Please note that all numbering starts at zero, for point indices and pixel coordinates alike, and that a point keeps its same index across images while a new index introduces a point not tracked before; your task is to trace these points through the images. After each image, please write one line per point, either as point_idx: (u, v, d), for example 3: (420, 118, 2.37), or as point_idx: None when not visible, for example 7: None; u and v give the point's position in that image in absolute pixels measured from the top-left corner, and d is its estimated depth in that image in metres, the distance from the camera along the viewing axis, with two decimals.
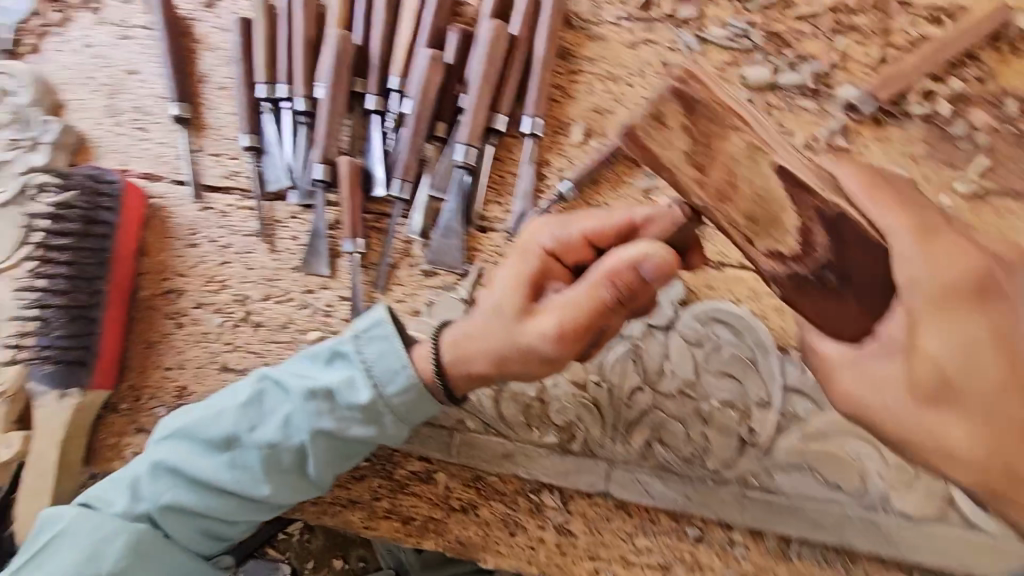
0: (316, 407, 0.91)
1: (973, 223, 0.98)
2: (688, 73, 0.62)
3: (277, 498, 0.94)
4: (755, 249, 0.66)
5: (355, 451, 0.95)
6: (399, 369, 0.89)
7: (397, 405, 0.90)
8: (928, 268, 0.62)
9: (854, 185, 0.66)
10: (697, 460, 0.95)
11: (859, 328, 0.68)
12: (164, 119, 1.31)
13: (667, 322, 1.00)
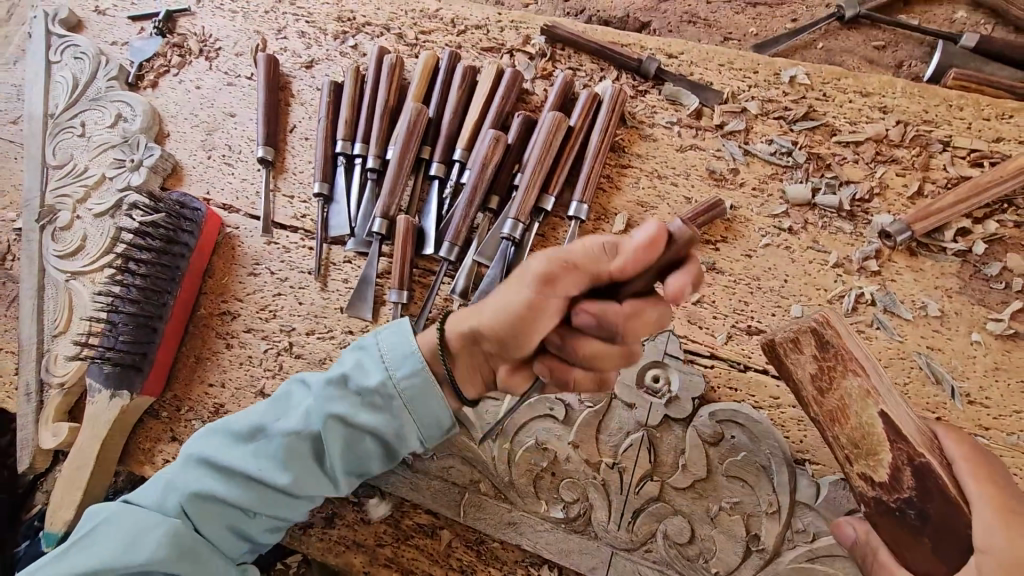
0: (333, 393, 0.97)
1: (1002, 364, 0.98)
2: (828, 319, 0.81)
3: (300, 487, 0.97)
4: (851, 466, 0.80)
5: (374, 443, 0.99)
6: (410, 355, 0.96)
7: (411, 390, 0.95)
8: (1004, 539, 0.67)
9: (975, 467, 0.73)
10: (700, 561, 0.95)
11: (932, 569, 0.74)
12: (250, 158, 1.46)
13: (686, 416, 1.02)
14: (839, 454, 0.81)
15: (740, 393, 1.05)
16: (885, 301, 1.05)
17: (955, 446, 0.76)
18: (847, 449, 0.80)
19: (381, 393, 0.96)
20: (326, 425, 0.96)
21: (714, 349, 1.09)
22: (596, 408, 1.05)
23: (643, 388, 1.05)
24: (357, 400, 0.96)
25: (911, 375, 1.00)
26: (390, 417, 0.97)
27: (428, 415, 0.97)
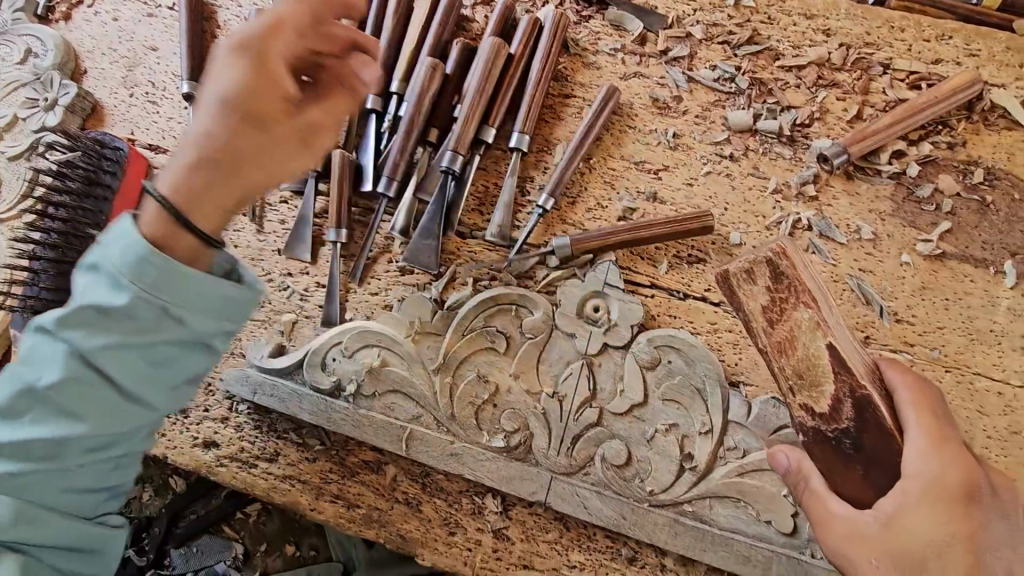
0: (83, 327, 0.76)
1: (930, 283, 1.01)
2: (783, 250, 0.78)
3: (108, 428, 0.79)
4: (793, 397, 0.78)
5: (166, 356, 0.79)
6: (130, 242, 0.75)
7: (148, 277, 0.75)
8: (934, 465, 0.69)
9: (916, 397, 0.74)
10: (635, 480, 0.97)
11: (854, 492, 0.74)
12: (176, 96, 1.37)
13: (624, 343, 1.02)
14: (783, 385, 0.80)
15: (679, 320, 1.06)
16: (821, 226, 1.06)
17: (897, 377, 0.76)
18: (792, 381, 0.78)
19: (144, 304, 0.75)
20: (92, 359, 0.76)
21: (655, 279, 1.09)
22: (536, 339, 1.05)
23: (583, 318, 1.05)
24: (130, 321, 0.76)
25: (844, 297, 1.02)
26: (170, 325, 0.78)
27: (219, 307, 0.80)
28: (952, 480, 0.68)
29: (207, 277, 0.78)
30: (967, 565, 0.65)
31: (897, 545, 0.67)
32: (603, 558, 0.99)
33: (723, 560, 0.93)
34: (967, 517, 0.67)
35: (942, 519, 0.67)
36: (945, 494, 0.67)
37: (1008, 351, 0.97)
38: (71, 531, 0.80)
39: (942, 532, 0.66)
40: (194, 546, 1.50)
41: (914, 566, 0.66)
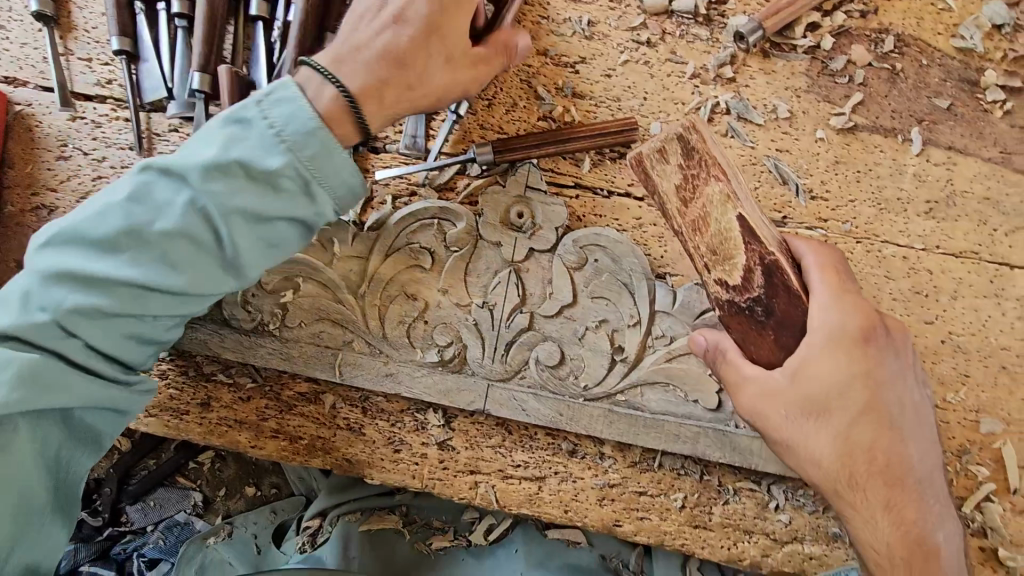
0: (218, 179, 0.79)
1: (843, 157, 1.02)
2: (693, 124, 0.76)
3: (207, 286, 0.82)
4: (709, 274, 0.79)
5: (285, 238, 0.83)
6: (312, 127, 0.80)
7: (323, 167, 0.81)
8: (836, 318, 0.74)
9: (821, 260, 0.77)
10: (570, 378, 0.99)
11: (765, 354, 0.78)
12: (26, 17, 1.19)
13: (550, 246, 1.01)
14: (698, 264, 0.80)
15: (604, 219, 1.04)
16: (739, 108, 1.04)
17: (806, 247, 0.79)
18: (706, 258, 0.78)
19: (286, 171, 0.79)
20: (230, 218, 0.79)
21: (579, 179, 1.06)
22: (462, 252, 1.02)
23: (507, 225, 1.02)
24: (259, 184, 0.80)
25: (762, 179, 1.03)
26: (298, 204, 0.81)
27: (336, 196, 0.83)
28: (851, 328, 0.74)
29: (348, 162, 0.82)
30: (862, 398, 0.74)
31: (803, 393, 0.74)
32: (546, 455, 1.02)
33: (656, 441, 0.98)
34: (864, 357, 0.74)
35: (843, 364, 0.73)
36: (846, 341, 0.73)
37: (913, 218, 1.00)
38: (88, 391, 0.80)
39: (843, 376, 0.73)
40: (150, 500, 1.48)
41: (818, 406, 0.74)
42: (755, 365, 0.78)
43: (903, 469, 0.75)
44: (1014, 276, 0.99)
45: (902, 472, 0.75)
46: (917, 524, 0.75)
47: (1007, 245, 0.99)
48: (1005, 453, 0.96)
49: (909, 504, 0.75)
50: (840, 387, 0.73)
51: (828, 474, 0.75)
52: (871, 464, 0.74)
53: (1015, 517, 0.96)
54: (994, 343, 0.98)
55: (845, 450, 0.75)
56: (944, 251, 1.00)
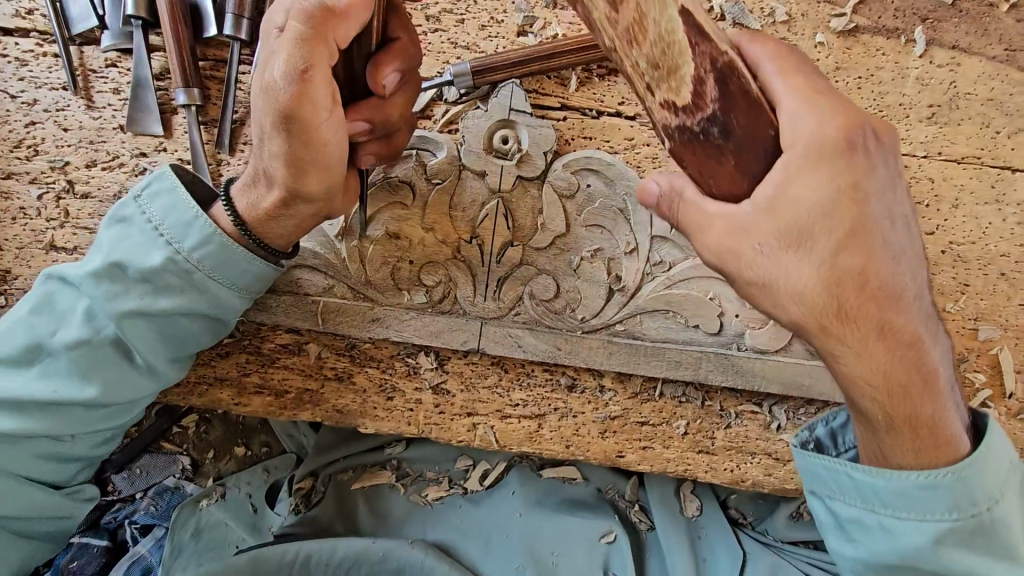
0: (114, 284, 0.82)
1: (843, 63, 0.96)
2: None
3: (115, 390, 0.84)
4: (653, 97, 0.59)
5: (191, 326, 0.86)
6: (193, 219, 0.82)
7: (214, 262, 0.83)
8: (811, 125, 0.58)
9: (778, 63, 0.62)
10: (567, 311, 0.95)
11: (731, 187, 0.61)
12: None
13: (539, 174, 0.94)
14: (640, 87, 0.60)
15: (594, 142, 0.97)
16: (734, 13, 0.95)
17: (761, 51, 0.63)
18: (649, 76, 0.58)
19: (171, 267, 0.82)
20: (123, 321, 0.82)
21: (565, 99, 0.97)
22: (445, 185, 0.95)
23: (491, 153, 0.94)
24: (150, 283, 0.82)
25: None
26: (196, 297, 0.84)
27: (244, 286, 0.86)
28: (830, 133, 0.58)
29: (245, 254, 0.84)
30: (848, 218, 0.58)
31: (782, 218, 0.58)
32: (545, 392, 0.99)
33: (657, 370, 0.95)
34: (851, 166, 0.59)
35: (829, 176, 0.58)
36: (825, 149, 0.58)
37: (915, 124, 0.96)
38: (43, 501, 0.87)
39: (829, 192, 0.58)
40: (136, 467, 1.42)
41: (801, 232, 0.59)
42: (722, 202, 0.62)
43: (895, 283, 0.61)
44: (1016, 180, 0.96)
45: (897, 291, 0.62)
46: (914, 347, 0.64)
47: (1009, 147, 0.96)
48: (1002, 358, 0.97)
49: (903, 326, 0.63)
50: (824, 205, 0.58)
51: (817, 312, 0.61)
52: (864, 289, 0.60)
53: (1011, 421, 0.97)
54: (993, 251, 0.96)
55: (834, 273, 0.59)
56: (946, 157, 0.96)
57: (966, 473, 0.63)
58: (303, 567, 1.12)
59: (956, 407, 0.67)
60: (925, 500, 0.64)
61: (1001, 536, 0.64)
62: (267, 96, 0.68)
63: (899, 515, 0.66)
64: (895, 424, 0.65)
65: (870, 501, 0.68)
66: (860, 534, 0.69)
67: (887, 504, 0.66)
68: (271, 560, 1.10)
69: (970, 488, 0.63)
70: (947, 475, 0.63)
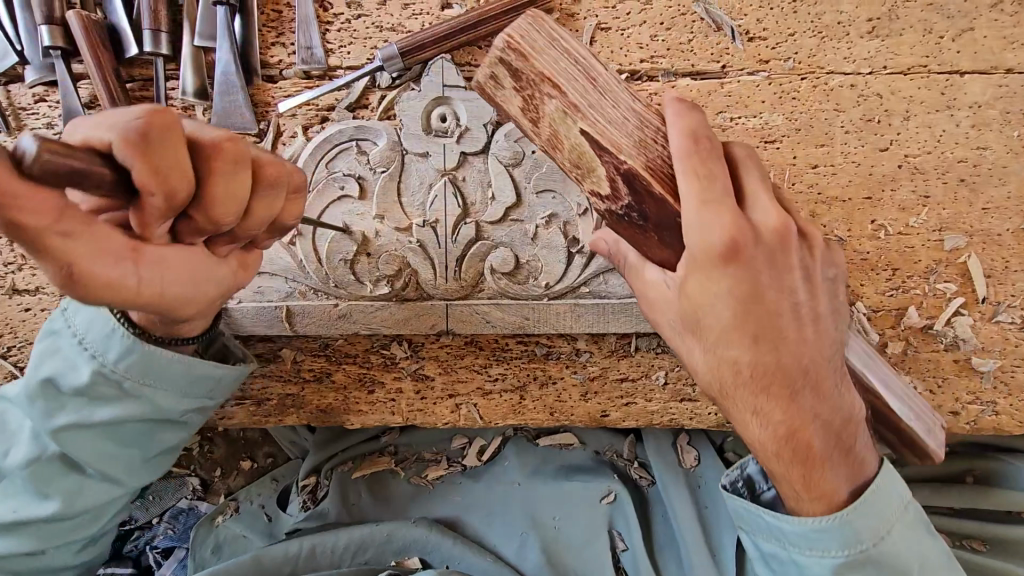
0: (47, 403, 0.80)
1: None
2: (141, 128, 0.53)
3: (72, 501, 0.83)
4: (581, 188, 0.68)
5: (137, 432, 0.83)
6: (109, 332, 0.77)
7: (139, 372, 0.78)
8: (708, 225, 0.60)
9: (737, 290, 0.61)
10: (530, 280, 0.95)
11: (663, 256, 0.67)
12: None
13: (482, 147, 0.93)
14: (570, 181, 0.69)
15: None
16: None
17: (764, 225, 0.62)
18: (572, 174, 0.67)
19: (98, 381, 0.78)
20: (59, 437, 0.80)
21: None
22: (390, 172, 0.94)
23: (431, 132, 0.93)
24: (84, 397, 0.80)
25: (694, 31, 0.95)
26: (130, 405, 0.80)
27: (188, 387, 0.82)
28: (714, 240, 0.60)
29: (173, 360, 0.78)
30: (735, 313, 0.61)
31: (683, 300, 0.63)
32: (523, 363, 1.00)
33: (628, 326, 0.96)
34: (735, 272, 0.60)
35: (712, 285, 0.61)
36: (714, 260, 0.60)
37: (856, 40, 0.94)
38: None
39: (718, 296, 0.61)
40: (149, 492, 1.42)
41: (687, 318, 0.64)
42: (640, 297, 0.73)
43: (828, 422, 0.65)
44: (966, 83, 0.94)
45: (801, 365, 0.63)
46: (836, 460, 0.66)
47: (955, 51, 0.94)
48: (970, 265, 0.96)
49: (862, 441, 0.68)
50: (706, 303, 0.62)
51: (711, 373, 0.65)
52: (759, 367, 0.63)
53: (985, 324, 0.97)
54: (950, 159, 0.95)
55: (787, 434, 0.65)
56: (892, 70, 0.94)
57: (856, 516, 0.66)
58: (309, 558, 1.14)
59: (851, 468, 0.67)
60: (819, 539, 0.67)
61: (890, 565, 0.67)
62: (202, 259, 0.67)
63: (805, 552, 0.69)
64: (772, 466, 0.67)
65: (777, 538, 0.71)
66: (781, 565, 0.73)
67: (792, 542, 0.69)
68: (281, 548, 1.13)
69: (858, 529, 0.66)
70: (835, 520, 0.66)
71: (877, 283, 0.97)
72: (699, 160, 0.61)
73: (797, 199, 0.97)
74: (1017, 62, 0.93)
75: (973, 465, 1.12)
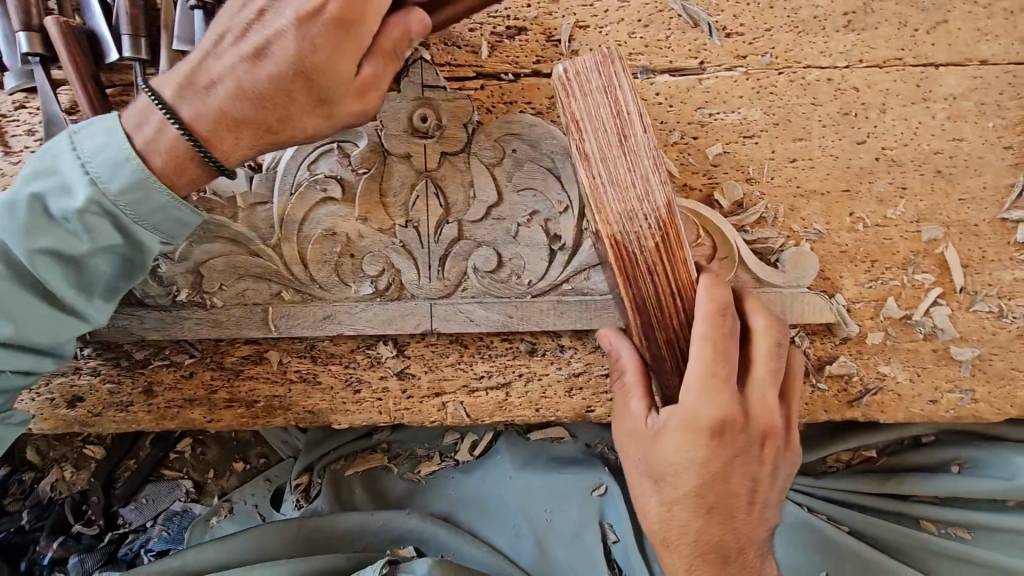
0: (32, 220, 0.75)
1: None
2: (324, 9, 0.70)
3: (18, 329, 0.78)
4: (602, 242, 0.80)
5: (108, 268, 0.80)
6: (121, 159, 0.74)
7: (131, 198, 0.75)
8: (707, 401, 0.75)
9: (704, 464, 0.77)
10: (513, 278, 0.96)
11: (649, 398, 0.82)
12: None
13: (463, 146, 0.94)
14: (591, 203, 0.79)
15: (515, 105, 0.96)
16: None
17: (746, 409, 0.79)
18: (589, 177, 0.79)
19: (94, 210, 0.75)
20: (31, 259, 0.75)
21: (479, 68, 0.96)
22: (371, 173, 0.94)
23: (414, 134, 0.94)
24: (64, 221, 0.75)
25: (671, 27, 0.95)
26: (103, 238, 0.77)
27: (156, 228, 0.78)
28: (704, 419, 0.76)
29: (168, 201, 0.77)
30: (697, 481, 0.78)
31: (656, 455, 0.79)
32: (508, 360, 1.00)
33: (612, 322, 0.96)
34: (712, 449, 0.77)
35: (688, 452, 0.77)
36: (698, 432, 0.76)
37: (832, 34, 0.95)
38: None
39: (688, 462, 0.77)
40: (142, 497, 1.40)
41: (657, 472, 0.80)
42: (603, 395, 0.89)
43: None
44: (940, 75, 0.95)
45: (739, 536, 0.82)
46: None
47: (929, 43, 0.94)
48: (948, 256, 0.97)
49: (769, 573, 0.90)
50: (677, 465, 0.78)
51: (663, 523, 0.83)
52: (707, 525, 0.81)
53: (963, 314, 0.98)
54: (927, 150, 0.96)
55: None
56: (868, 63, 0.95)
57: None
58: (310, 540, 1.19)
59: None
60: None
61: None
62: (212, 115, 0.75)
63: None
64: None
65: None
66: None
67: None
68: (278, 533, 1.18)
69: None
70: None
71: (856, 275, 0.98)
72: (718, 339, 0.76)
73: (776, 193, 0.97)
74: (991, 53, 0.94)
75: (959, 456, 1.14)
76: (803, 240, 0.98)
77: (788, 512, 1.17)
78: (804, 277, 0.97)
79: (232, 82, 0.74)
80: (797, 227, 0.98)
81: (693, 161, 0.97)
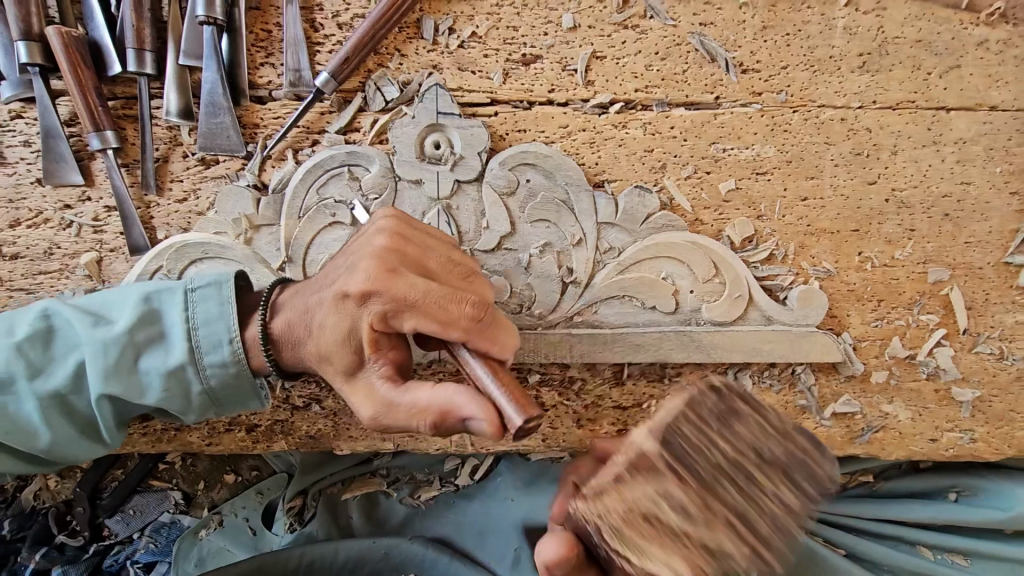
0: (122, 343, 0.76)
1: (767, 21, 0.94)
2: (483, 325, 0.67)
3: (49, 451, 0.79)
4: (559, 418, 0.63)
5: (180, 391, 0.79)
6: (225, 339, 0.77)
7: (224, 386, 0.79)
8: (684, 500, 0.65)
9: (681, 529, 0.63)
10: (524, 309, 0.95)
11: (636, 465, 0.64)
12: None
13: (477, 175, 0.93)
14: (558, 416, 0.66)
15: (528, 133, 0.95)
16: None
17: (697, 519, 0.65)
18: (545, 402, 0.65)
19: (180, 363, 0.77)
20: (108, 380, 0.76)
21: (494, 95, 0.94)
22: (383, 199, 0.93)
23: (424, 159, 0.92)
24: (154, 349, 0.77)
25: (688, 61, 0.95)
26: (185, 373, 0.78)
27: (233, 402, 0.81)
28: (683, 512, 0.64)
29: (252, 396, 0.81)
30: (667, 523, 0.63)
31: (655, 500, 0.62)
32: None
33: (620, 356, 0.97)
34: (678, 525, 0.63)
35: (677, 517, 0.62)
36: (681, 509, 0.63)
37: (847, 74, 0.95)
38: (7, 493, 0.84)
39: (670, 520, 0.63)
40: (129, 509, 1.32)
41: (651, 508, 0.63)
42: (382, 373, 0.70)
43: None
44: (951, 119, 0.96)
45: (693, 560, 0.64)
46: None
47: (941, 87, 0.95)
48: (952, 297, 0.98)
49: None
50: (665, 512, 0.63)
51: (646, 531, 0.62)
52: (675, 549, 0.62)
53: (965, 354, 1.00)
54: (935, 194, 0.97)
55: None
56: (881, 105, 0.96)
57: None
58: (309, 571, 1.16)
59: None
60: None
61: None
62: (366, 383, 0.70)
63: None
64: None
65: None
66: None
67: None
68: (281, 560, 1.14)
69: None
70: None
71: (862, 313, 0.99)
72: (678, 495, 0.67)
73: (787, 230, 0.98)
74: (1001, 100, 0.95)
75: (956, 484, 1.16)
76: (811, 278, 0.98)
77: (789, 536, 1.16)
78: (813, 314, 0.97)
79: (381, 391, 0.69)
80: (805, 265, 0.98)
81: (706, 197, 0.97)
